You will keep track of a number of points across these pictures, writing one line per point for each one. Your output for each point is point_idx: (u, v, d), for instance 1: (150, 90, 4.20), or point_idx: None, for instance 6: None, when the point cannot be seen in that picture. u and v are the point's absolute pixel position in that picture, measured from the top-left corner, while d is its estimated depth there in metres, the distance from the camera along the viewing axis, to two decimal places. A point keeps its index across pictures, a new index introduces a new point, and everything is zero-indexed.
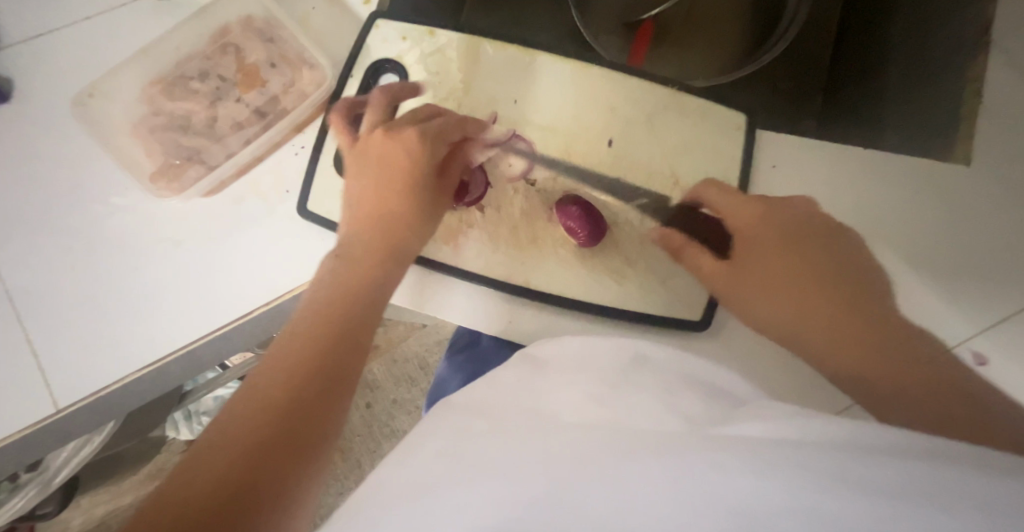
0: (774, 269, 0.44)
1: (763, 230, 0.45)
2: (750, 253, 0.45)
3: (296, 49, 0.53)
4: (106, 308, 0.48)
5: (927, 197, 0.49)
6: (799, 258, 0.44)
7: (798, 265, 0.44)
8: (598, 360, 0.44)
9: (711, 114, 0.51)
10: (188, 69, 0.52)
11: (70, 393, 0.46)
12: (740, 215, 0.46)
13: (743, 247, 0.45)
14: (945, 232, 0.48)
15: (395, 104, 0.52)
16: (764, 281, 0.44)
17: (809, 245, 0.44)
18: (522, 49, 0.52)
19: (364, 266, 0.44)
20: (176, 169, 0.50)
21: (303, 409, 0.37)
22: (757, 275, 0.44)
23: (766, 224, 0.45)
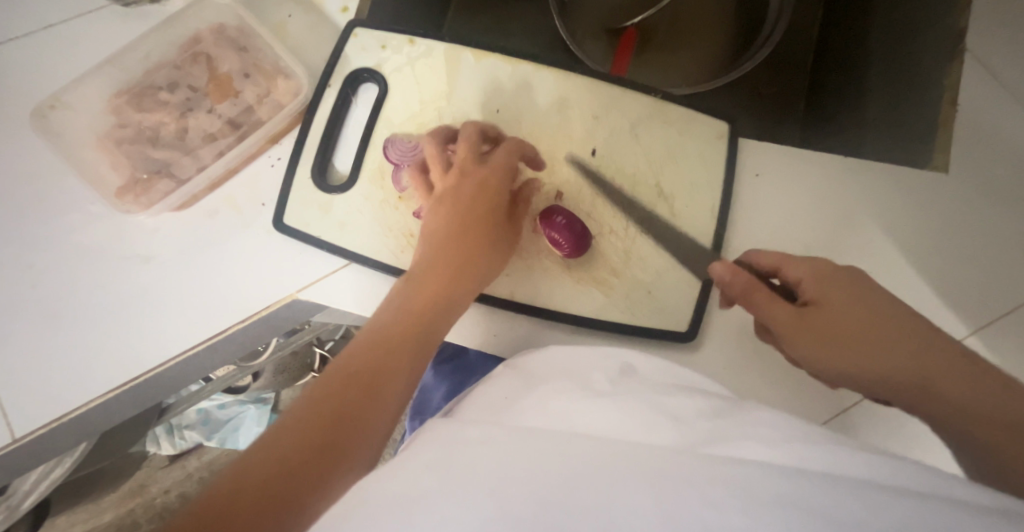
0: (852, 321, 0.38)
1: (834, 282, 0.40)
2: (827, 300, 0.39)
3: (272, 58, 0.51)
4: (72, 329, 0.46)
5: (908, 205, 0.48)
6: (886, 313, 0.38)
7: (888, 319, 0.38)
8: (585, 375, 0.43)
9: (694, 123, 0.51)
10: (158, 79, 0.50)
11: (32, 420, 0.44)
12: (800, 267, 0.41)
13: (817, 293, 0.40)
14: (926, 238, 0.48)
15: (374, 114, 0.51)
16: (840, 324, 0.38)
17: (887, 299, 0.39)
18: (502, 57, 0.52)
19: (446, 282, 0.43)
20: (144, 183, 0.48)
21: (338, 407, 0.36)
22: (841, 326, 0.38)
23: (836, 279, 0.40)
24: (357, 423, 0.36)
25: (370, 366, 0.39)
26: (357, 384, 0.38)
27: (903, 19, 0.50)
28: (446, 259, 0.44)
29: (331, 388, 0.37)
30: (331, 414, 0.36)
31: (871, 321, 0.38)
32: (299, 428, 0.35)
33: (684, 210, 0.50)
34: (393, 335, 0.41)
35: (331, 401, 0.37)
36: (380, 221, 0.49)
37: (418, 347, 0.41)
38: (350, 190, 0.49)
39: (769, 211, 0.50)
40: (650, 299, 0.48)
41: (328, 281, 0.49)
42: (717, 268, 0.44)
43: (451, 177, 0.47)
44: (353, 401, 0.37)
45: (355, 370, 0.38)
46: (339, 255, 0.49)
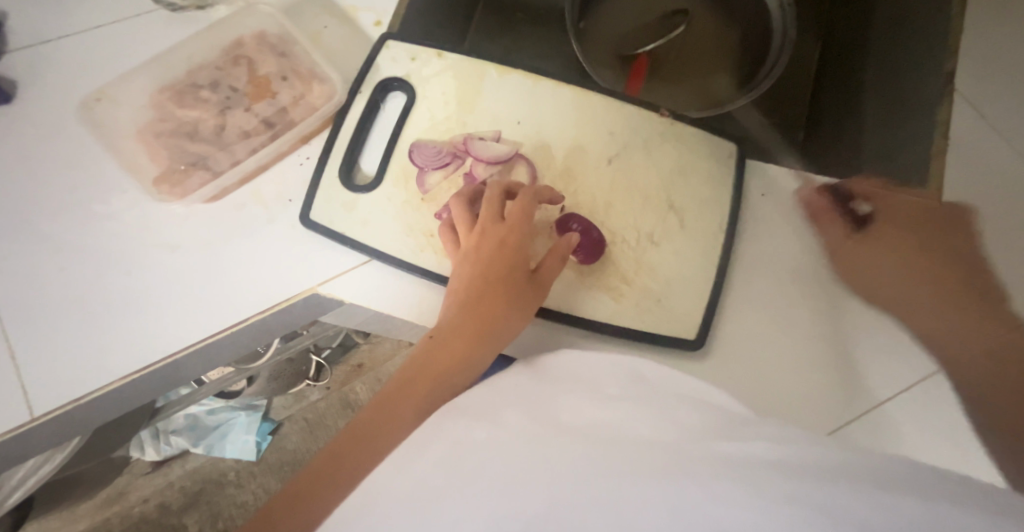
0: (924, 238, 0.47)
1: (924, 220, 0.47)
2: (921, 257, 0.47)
3: (307, 63, 0.54)
4: (97, 312, 0.47)
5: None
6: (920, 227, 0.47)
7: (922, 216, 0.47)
8: (595, 376, 0.45)
9: (702, 142, 0.54)
10: (198, 77, 0.52)
11: (53, 398, 0.44)
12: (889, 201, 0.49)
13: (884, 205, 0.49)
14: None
15: (401, 119, 0.53)
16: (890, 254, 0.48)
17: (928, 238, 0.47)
18: (526, 74, 0.55)
19: (460, 347, 0.43)
20: (181, 174, 0.49)
21: (344, 461, 0.40)
22: (881, 252, 0.48)
23: (909, 238, 0.47)
24: (366, 459, 0.40)
25: (377, 426, 0.41)
26: (362, 439, 0.40)
27: (896, 56, 0.54)
28: (464, 312, 0.44)
29: (358, 422, 0.42)
30: (337, 468, 0.40)
31: (921, 288, 0.46)
32: (326, 456, 0.41)
33: (693, 224, 0.52)
34: (412, 381, 0.42)
35: (340, 455, 0.40)
36: (402, 221, 0.51)
37: (429, 397, 0.42)
38: (375, 190, 0.51)
39: (768, 227, 0.54)
40: (659, 307, 0.50)
41: (348, 277, 0.51)
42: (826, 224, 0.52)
43: (471, 239, 0.47)
44: (356, 457, 0.40)
45: (377, 408, 0.42)
46: (361, 252, 0.50)
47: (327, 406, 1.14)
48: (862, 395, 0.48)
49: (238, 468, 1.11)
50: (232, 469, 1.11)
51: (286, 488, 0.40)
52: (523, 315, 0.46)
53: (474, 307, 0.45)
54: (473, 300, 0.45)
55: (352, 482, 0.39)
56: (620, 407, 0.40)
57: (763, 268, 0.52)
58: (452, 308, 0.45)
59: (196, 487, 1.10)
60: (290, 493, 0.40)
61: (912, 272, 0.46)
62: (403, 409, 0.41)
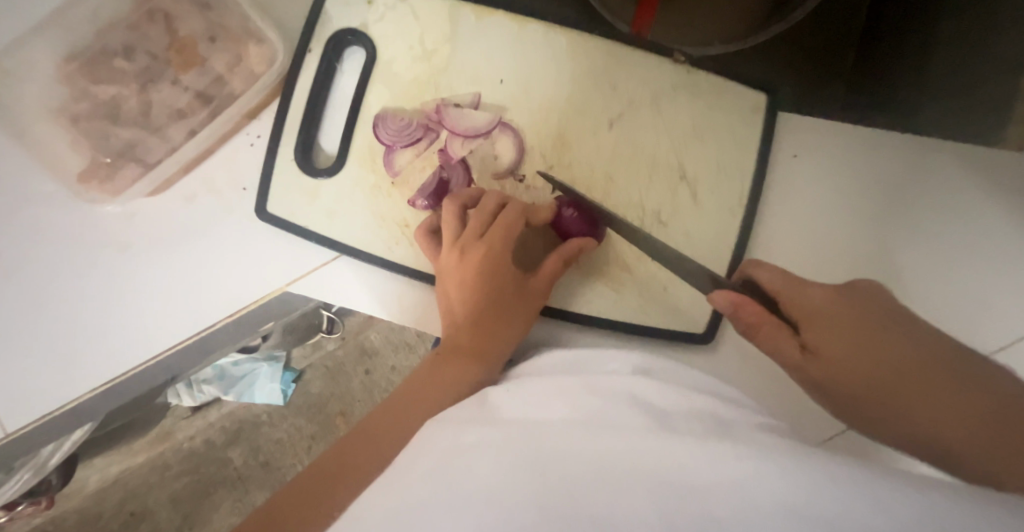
0: (887, 342, 0.35)
1: (844, 313, 0.37)
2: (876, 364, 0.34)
3: (241, 18, 0.45)
4: (53, 325, 0.43)
5: (966, 204, 0.44)
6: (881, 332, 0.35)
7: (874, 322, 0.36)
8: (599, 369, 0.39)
9: (726, 94, 0.44)
10: (111, 42, 0.44)
11: (21, 416, 0.42)
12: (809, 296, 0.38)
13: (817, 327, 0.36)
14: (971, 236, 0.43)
15: (361, 85, 0.45)
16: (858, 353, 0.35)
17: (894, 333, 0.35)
18: (506, 15, 0.45)
19: (458, 366, 0.40)
20: (109, 167, 0.43)
21: (342, 470, 0.37)
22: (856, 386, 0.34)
23: (848, 319, 0.36)
24: (342, 484, 0.36)
25: (380, 438, 0.38)
26: (350, 459, 0.37)
27: None
28: (463, 328, 0.41)
29: (341, 444, 0.39)
30: (328, 485, 0.36)
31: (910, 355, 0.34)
32: (307, 476, 0.37)
33: (710, 197, 0.44)
34: (397, 403, 0.40)
35: (334, 463, 0.37)
36: (371, 208, 0.44)
37: (412, 420, 0.38)
38: (337, 173, 0.44)
39: (800, 193, 0.45)
40: (669, 297, 0.43)
41: (319, 274, 0.45)
42: (717, 298, 0.38)
43: (461, 250, 0.41)
44: (352, 467, 0.37)
45: (362, 430, 0.39)
46: (329, 247, 0.44)
47: (345, 354, 1.03)
48: None
49: (270, 411, 1.03)
50: (264, 410, 1.03)
51: (263, 508, 0.36)
52: (512, 329, 0.41)
53: (472, 323, 0.40)
54: (471, 316, 0.41)
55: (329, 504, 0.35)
56: (616, 401, 0.34)
57: (793, 245, 0.45)
58: (451, 322, 0.41)
59: (235, 426, 1.02)
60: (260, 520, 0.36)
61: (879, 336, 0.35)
62: (401, 423, 0.38)
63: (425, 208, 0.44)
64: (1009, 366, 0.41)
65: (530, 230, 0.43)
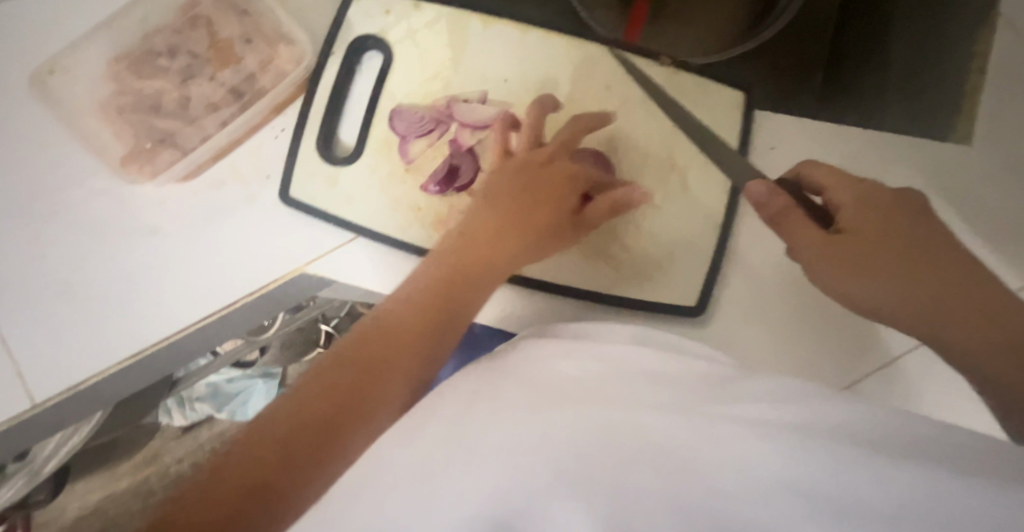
0: (912, 245, 0.36)
1: (877, 207, 0.38)
2: (903, 258, 0.36)
3: (273, 24, 0.50)
4: (83, 299, 0.46)
5: (938, 192, 0.46)
6: (911, 231, 0.37)
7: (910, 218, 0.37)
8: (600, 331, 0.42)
9: (707, 93, 0.50)
10: (157, 43, 0.49)
11: (48, 388, 0.44)
12: (846, 190, 0.39)
13: (852, 219, 0.38)
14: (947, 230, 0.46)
15: (379, 83, 0.49)
16: (888, 248, 0.36)
17: (929, 236, 0.37)
18: (512, 22, 0.50)
19: (461, 280, 0.39)
20: (148, 152, 0.47)
21: (321, 415, 0.32)
22: (879, 265, 0.36)
23: (891, 209, 0.38)
24: (343, 435, 0.32)
25: (363, 370, 0.34)
26: (331, 393, 0.33)
27: None
28: (471, 245, 0.41)
29: (319, 385, 0.33)
30: (302, 429, 0.32)
31: (929, 256, 0.36)
32: (284, 441, 0.31)
33: (696, 184, 0.48)
34: (389, 337, 0.36)
35: (306, 409, 0.33)
36: (387, 193, 0.48)
37: (406, 338, 0.36)
38: (356, 161, 0.48)
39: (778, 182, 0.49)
40: (660, 274, 0.47)
41: (336, 255, 0.48)
42: (755, 186, 0.40)
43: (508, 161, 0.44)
44: (336, 403, 0.33)
45: (349, 370, 0.34)
46: (347, 229, 0.48)
47: None
48: (875, 356, 0.46)
49: None
50: None
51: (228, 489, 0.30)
52: (522, 244, 0.42)
53: (489, 235, 0.41)
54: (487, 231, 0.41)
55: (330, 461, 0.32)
56: (618, 367, 0.36)
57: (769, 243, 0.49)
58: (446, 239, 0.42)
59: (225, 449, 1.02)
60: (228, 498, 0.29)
61: (907, 235, 0.36)
62: (391, 349, 0.35)
63: (436, 193, 0.48)
64: None
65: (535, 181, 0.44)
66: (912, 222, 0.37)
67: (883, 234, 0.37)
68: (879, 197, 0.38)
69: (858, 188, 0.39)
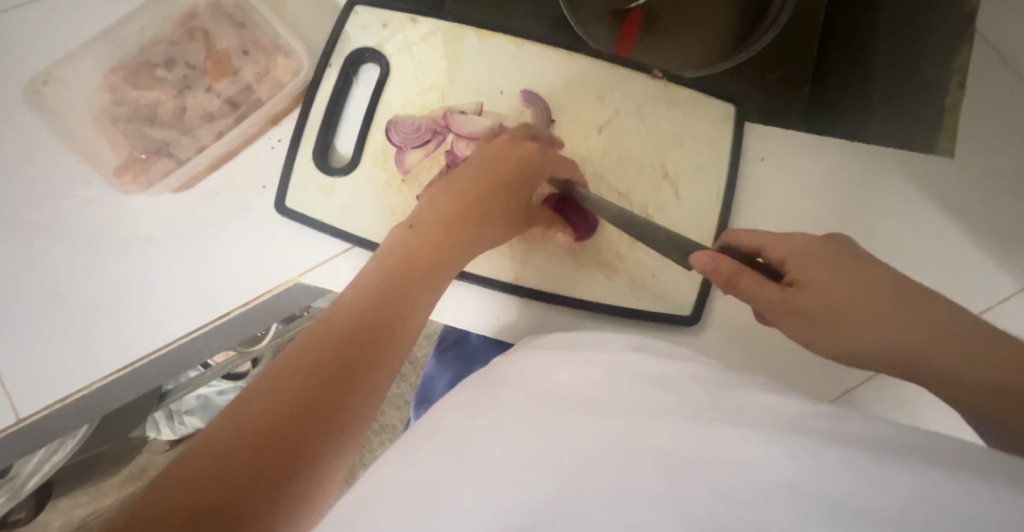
0: (854, 288, 0.36)
1: (819, 256, 0.37)
2: (849, 304, 0.35)
3: (271, 36, 0.50)
4: (73, 310, 0.45)
5: (920, 202, 0.48)
6: (853, 272, 0.36)
7: (855, 262, 0.37)
8: (596, 341, 0.42)
9: (698, 106, 0.51)
10: (154, 54, 0.49)
11: (36, 401, 0.44)
12: (784, 245, 0.39)
13: (799, 272, 0.37)
14: (928, 240, 0.47)
15: (375, 95, 0.50)
16: (840, 296, 0.36)
17: (872, 270, 0.36)
18: (508, 36, 0.51)
19: (458, 243, 0.41)
20: (143, 163, 0.47)
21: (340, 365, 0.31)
22: (839, 314, 0.36)
23: (833, 260, 0.37)
24: (346, 406, 0.30)
25: (373, 327, 0.34)
26: (349, 347, 0.32)
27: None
28: (464, 214, 0.42)
29: (306, 363, 0.31)
30: (322, 381, 0.30)
31: (874, 292, 0.35)
32: (285, 406, 0.28)
33: (688, 195, 0.49)
34: (392, 300, 0.36)
35: (326, 357, 0.31)
36: (383, 204, 0.48)
37: (420, 298, 0.37)
38: (352, 172, 0.49)
39: (769, 193, 0.50)
40: (655, 284, 0.48)
41: (331, 266, 0.48)
42: (697, 257, 0.40)
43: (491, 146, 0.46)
44: (356, 351, 0.32)
45: (338, 347, 0.32)
46: (343, 239, 0.48)
47: None
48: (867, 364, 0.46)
49: None
50: None
51: (246, 440, 0.27)
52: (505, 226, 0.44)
53: (476, 205, 0.43)
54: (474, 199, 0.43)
55: (331, 434, 0.29)
56: (617, 374, 0.37)
57: None
58: (444, 209, 0.42)
59: None
60: (245, 454, 0.26)
61: (852, 279, 0.36)
62: (397, 306, 0.36)
63: None
64: None
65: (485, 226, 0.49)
66: (852, 266, 0.36)
67: (830, 281, 0.36)
68: (812, 244, 0.38)
69: (783, 237, 0.39)
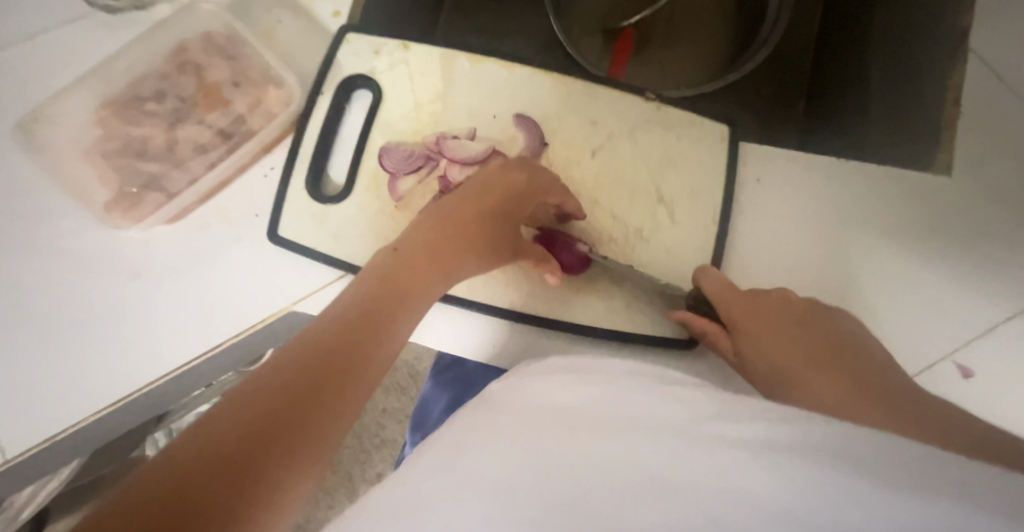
0: (791, 340, 0.38)
1: (763, 311, 0.41)
2: (789, 351, 0.38)
3: (261, 66, 0.50)
4: (66, 346, 0.45)
5: (928, 217, 0.47)
6: (799, 324, 0.39)
7: (794, 316, 0.40)
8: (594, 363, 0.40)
9: (692, 127, 0.50)
10: (144, 88, 0.49)
11: (26, 439, 0.43)
12: (732, 295, 0.42)
13: (742, 321, 0.41)
14: (935, 255, 0.46)
15: (367, 121, 0.50)
16: (785, 347, 0.38)
17: (817, 326, 0.39)
18: (499, 61, 0.51)
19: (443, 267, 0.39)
20: (133, 197, 0.46)
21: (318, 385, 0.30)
22: (787, 366, 0.37)
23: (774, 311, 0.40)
24: (321, 430, 0.29)
25: (355, 345, 0.32)
26: (328, 368, 0.30)
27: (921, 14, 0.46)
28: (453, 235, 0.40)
29: (280, 384, 0.29)
30: (300, 402, 0.28)
31: (808, 344, 0.38)
32: (255, 431, 0.27)
33: (684, 217, 0.49)
34: (374, 317, 0.34)
35: (305, 375, 0.30)
36: (376, 231, 0.48)
37: (403, 318, 0.36)
38: (345, 200, 0.48)
39: (765, 213, 0.50)
40: (653, 306, 0.47)
41: (325, 293, 0.47)
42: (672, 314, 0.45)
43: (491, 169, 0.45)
44: (336, 370, 0.31)
45: (318, 370, 0.30)
46: (336, 267, 0.47)
47: None
48: None
49: None
50: None
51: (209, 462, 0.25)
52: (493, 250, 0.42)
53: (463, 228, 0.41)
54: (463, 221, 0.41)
55: (301, 462, 0.27)
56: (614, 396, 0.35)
57: (761, 272, 0.49)
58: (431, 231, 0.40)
59: None
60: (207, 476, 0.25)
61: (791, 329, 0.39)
62: (379, 324, 0.34)
63: None
64: (967, 366, 0.44)
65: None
66: (788, 319, 0.40)
67: (780, 337, 0.39)
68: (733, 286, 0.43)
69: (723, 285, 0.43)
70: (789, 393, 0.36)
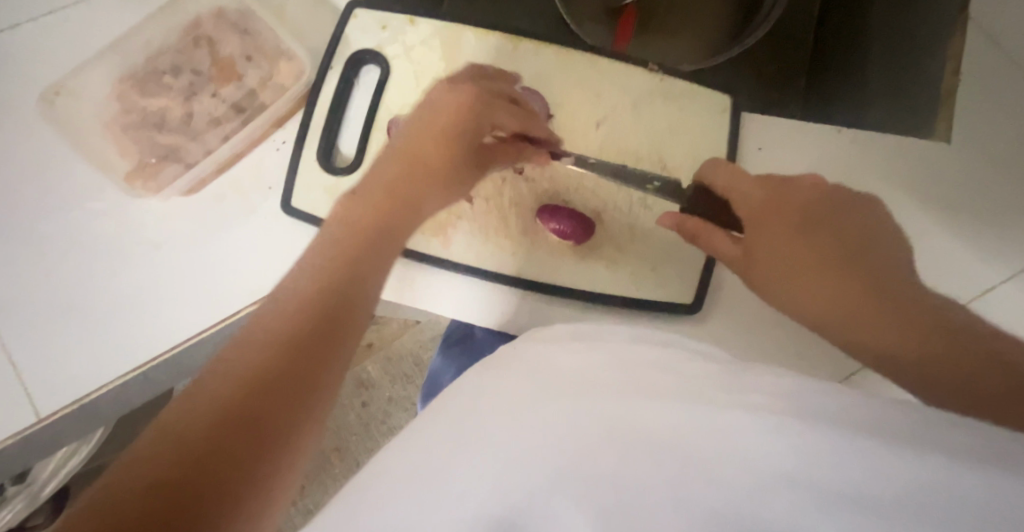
0: (796, 249, 0.39)
1: (771, 215, 0.41)
2: (795, 257, 0.39)
3: (273, 41, 0.51)
4: (89, 314, 0.46)
5: (926, 185, 0.48)
6: (804, 221, 0.40)
7: (810, 216, 0.40)
8: (599, 331, 0.42)
9: (694, 97, 0.51)
10: (160, 63, 0.50)
11: (54, 401, 0.44)
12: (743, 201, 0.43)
13: (753, 231, 0.41)
14: (932, 218, 0.47)
15: (376, 94, 0.51)
16: (787, 255, 0.39)
17: (828, 223, 0.39)
18: (505, 34, 0.52)
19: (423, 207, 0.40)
20: (153, 168, 0.48)
21: (316, 329, 0.30)
22: (792, 270, 0.39)
23: (780, 216, 0.40)
24: (326, 371, 0.29)
25: (348, 288, 0.33)
26: (324, 313, 0.31)
27: None
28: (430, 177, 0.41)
29: (278, 336, 0.29)
30: (299, 349, 0.29)
31: (809, 248, 0.39)
32: (265, 384, 0.27)
33: (687, 185, 0.50)
34: (362, 261, 0.34)
35: (302, 322, 0.30)
36: None
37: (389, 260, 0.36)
38: (356, 171, 0.50)
39: None
40: (657, 274, 0.48)
41: None
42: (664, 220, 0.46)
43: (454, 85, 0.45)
44: (331, 313, 0.31)
45: (313, 315, 0.30)
46: None
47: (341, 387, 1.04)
48: None
49: None
50: None
51: (199, 438, 0.25)
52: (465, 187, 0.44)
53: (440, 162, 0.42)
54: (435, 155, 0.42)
55: (305, 424, 0.28)
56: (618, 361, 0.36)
57: None
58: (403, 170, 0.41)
59: None
60: (201, 453, 0.24)
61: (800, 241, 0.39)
62: (370, 266, 0.35)
63: None
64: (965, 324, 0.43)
65: (471, 211, 0.49)
66: (793, 220, 0.40)
67: (783, 241, 0.40)
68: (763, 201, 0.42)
69: (735, 180, 0.44)
70: (775, 292, 0.40)
